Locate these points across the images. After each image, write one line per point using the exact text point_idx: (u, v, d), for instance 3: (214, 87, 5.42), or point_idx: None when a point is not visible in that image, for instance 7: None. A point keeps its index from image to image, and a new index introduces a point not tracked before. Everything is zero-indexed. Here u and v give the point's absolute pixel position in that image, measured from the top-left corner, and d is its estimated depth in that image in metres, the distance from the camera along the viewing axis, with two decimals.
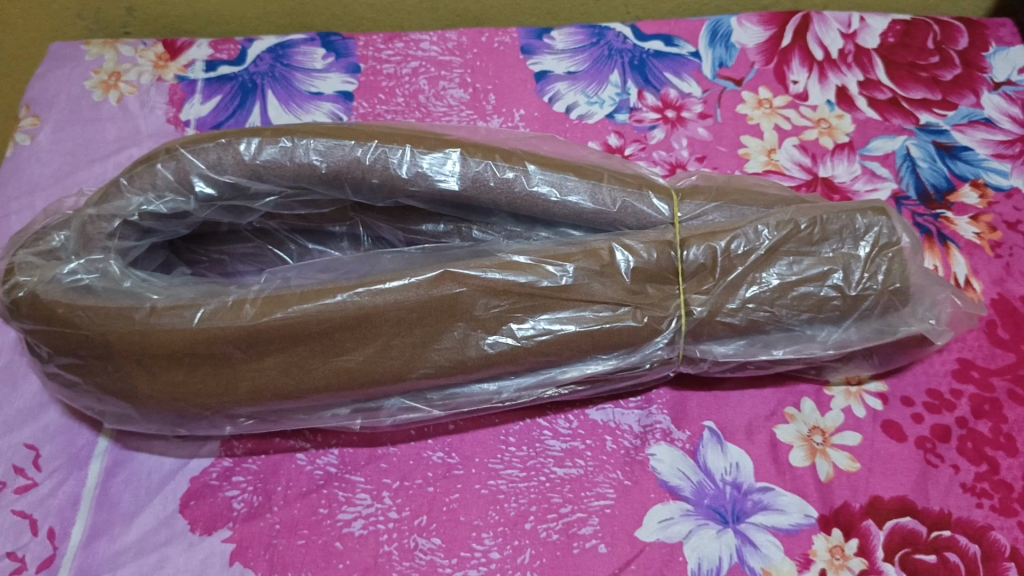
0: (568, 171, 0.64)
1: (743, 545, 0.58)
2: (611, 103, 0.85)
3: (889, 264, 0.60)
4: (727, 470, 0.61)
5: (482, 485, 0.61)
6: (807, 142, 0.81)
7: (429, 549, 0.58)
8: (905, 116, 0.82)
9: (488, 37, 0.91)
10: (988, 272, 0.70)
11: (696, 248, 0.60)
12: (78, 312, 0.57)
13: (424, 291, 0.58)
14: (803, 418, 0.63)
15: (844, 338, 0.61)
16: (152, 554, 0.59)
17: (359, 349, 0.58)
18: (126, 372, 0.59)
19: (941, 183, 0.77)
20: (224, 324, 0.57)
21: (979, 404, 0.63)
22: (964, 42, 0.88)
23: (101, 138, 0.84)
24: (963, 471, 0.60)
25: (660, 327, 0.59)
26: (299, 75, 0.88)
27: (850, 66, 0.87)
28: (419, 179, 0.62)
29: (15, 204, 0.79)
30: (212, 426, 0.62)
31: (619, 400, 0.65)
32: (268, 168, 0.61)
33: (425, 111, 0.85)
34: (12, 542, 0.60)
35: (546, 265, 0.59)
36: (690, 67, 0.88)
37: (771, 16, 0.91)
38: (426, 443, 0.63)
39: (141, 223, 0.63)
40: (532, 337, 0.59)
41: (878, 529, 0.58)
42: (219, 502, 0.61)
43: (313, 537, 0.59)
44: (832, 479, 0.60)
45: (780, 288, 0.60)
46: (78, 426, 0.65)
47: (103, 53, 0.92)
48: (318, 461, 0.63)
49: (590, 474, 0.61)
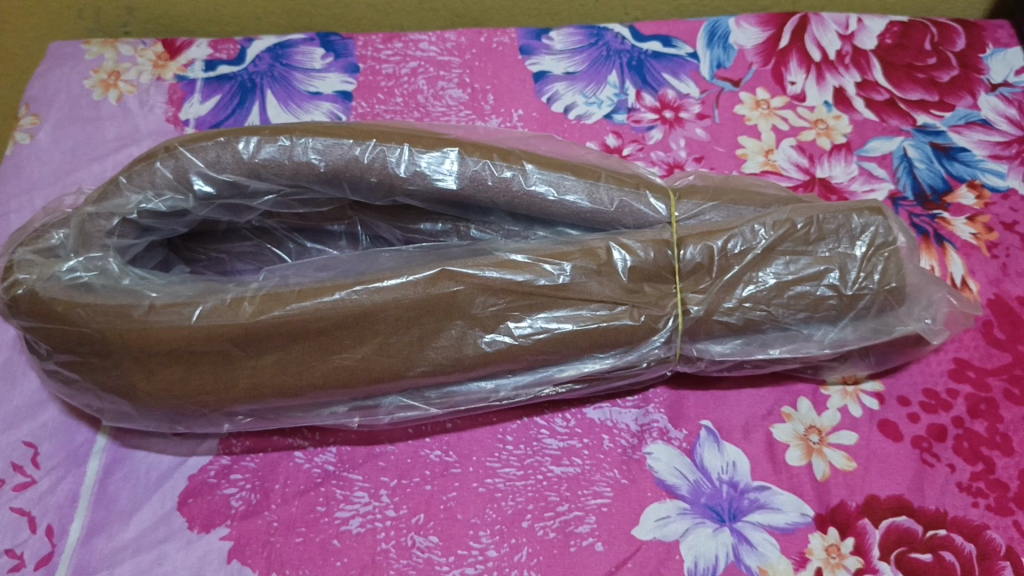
0: (565, 170, 0.64)
1: (740, 544, 0.58)
2: (609, 103, 0.85)
3: (885, 264, 0.60)
4: (724, 469, 0.61)
5: (479, 483, 0.61)
6: (804, 143, 0.81)
7: (426, 547, 0.58)
8: (902, 117, 0.82)
9: (487, 38, 0.92)
10: (984, 273, 0.71)
11: (693, 247, 0.60)
12: (77, 309, 0.57)
13: (422, 289, 0.58)
14: (799, 418, 0.64)
15: (841, 337, 0.61)
16: (150, 551, 0.59)
17: (357, 347, 0.58)
18: (125, 369, 0.59)
19: (938, 184, 0.77)
20: (222, 321, 0.57)
21: (975, 404, 0.64)
22: (961, 44, 0.89)
23: (100, 137, 0.85)
24: (959, 470, 0.61)
25: (657, 325, 0.60)
26: (298, 74, 0.89)
27: (847, 67, 0.87)
28: (417, 178, 0.62)
29: (14, 202, 0.80)
30: (210, 424, 0.62)
31: (616, 399, 0.65)
32: (266, 166, 0.62)
33: (423, 110, 0.86)
34: (10, 539, 0.60)
35: (543, 264, 0.59)
36: (688, 68, 0.88)
37: (769, 18, 0.91)
38: (424, 441, 0.64)
39: (140, 221, 0.63)
40: (529, 336, 0.59)
41: (874, 528, 0.58)
42: (217, 500, 0.61)
43: (310, 535, 0.59)
44: (828, 478, 0.60)
45: (777, 287, 0.60)
46: (77, 423, 0.66)
47: (103, 52, 0.92)
48: (316, 459, 0.63)
49: (587, 472, 0.61)
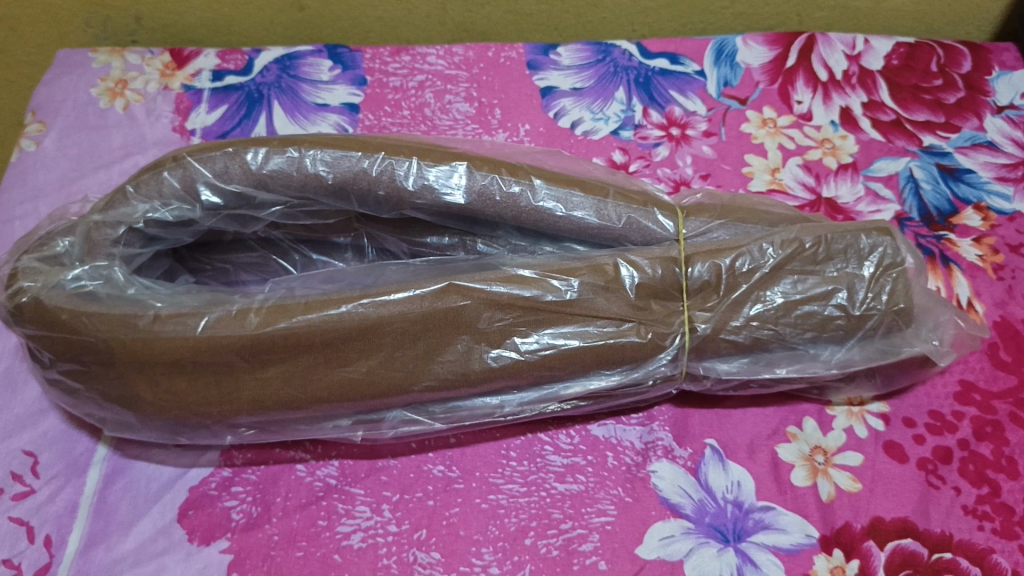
0: (574, 187, 0.64)
1: (744, 564, 0.57)
2: (616, 120, 0.86)
3: (893, 285, 0.60)
4: (729, 488, 0.61)
5: (482, 499, 0.60)
6: (810, 162, 0.81)
7: (428, 563, 0.57)
8: (908, 138, 0.83)
9: (495, 52, 0.92)
10: (990, 294, 0.71)
11: (701, 265, 0.60)
12: (81, 319, 0.57)
13: (428, 303, 0.58)
14: (804, 437, 0.63)
15: (848, 357, 0.61)
16: (150, 564, 0.58)
17: (362, 360, 0.58)
18: (128, 380, 0.58)
19: (944, 206, 0.77)
20: (227, 333, 0.57)
21: (980, 426, 0.63)
22: (968, 65, 0.89)
23: (106, 145, 0.85)
24: (964, 493, 0.60)
25: (663, 343, 0.59)
26: (306, 86, 0.89)
27: (854, 88, 0.88)
28: (425, 192, 0.62)
29: (18, 209, 0.79)
30: (213, 436, 0.61)
31: (620, 416, 0.65)
32: (275, 178, 0.61)
33: (430, 124, 0.86)
34: (8, 549, 0.59)
35: (550, 279, 0.59)
36: (695, 85, 0.88)
37: (777, 37, 0.92)
38: (427, 456, 0.63)
39: (146, 230, 0.62)
40: (536, 351, 0.59)
41: (879, 551, 0.58)
42: (218, 512, 0.60)
43: (311, 550, 0.58)
44: (833, 499, 0.60)
45: (784, 306, 0.60)
46: (78, 433, 0.65)
47: (110, 60, 0.92)
48: (318, 472, 0.62)
49: (591, 490, 0.60)
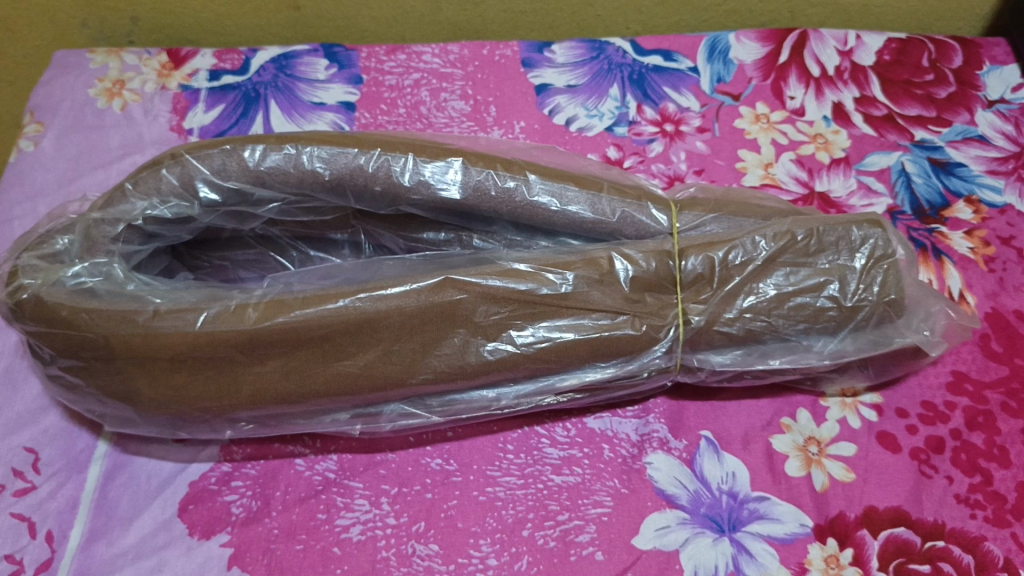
0: (569, 181, 0.65)
1: (739, 554, 0.58)
2: (611, 116, 0.86)
3: (884, 275, 0.61)
4: (724, 480, 0.61)
5: (480, 492, 0.61)
6: (804, 157, 0.82)
7: (427, 555, 0.58)
8: (900, 133, 0.84)
9: (490, 50, 0.93)
10: (982, 286, 0.71)
11: (694, 258, 0.61)
12: (81, 315, 0.58)
13: (425, 297, 0.58)
14: (799, 428, 0.64)
15: (840, 348, 0.61)
16: (151, 558, 0.59)
17: (360, 354, 0.58)
18: (128, 374, 0.59)
19: (935, 199, 0.78)
20: (225, 328, 0.57)
21: (973, 416, 0.64)
22: (958, 60, 0.90)
23: (104, 145, 0.85)
24: (956, 482, 0.61)
25: (658, 335, 0.60)
26: (302, 84, 0.90)
27: (846, 83, 0.88)
28: (422, 187, 0.62)
29: (17, 209, 0.80)
30: (212, 430, 0.62)
31: (616, 409, 0.65)
32: (272, 174, 0.62)
33: (426, 121, 0.87)
34: (10, 544, 0.60)
35: (546, 273, 0.60)
36: (688, 82, 0.89)
37: (770, 34, 0.93)
38: (425, 449, 0.64)
39: (145, 227, 0.63)
40: (532, 344, 0.60)
41: (872, 539, 0.58)
42: (218, 506, 0.61)
43: (311, 543, 0.59)
44: (827, 489, 0.61)
45: (777, 298, 0.60)
46: (78, 430, 0.66)
47: (107, 61, 0.93)
48: (317, 466, 0.63)
49: (588, 482, 0.61)
